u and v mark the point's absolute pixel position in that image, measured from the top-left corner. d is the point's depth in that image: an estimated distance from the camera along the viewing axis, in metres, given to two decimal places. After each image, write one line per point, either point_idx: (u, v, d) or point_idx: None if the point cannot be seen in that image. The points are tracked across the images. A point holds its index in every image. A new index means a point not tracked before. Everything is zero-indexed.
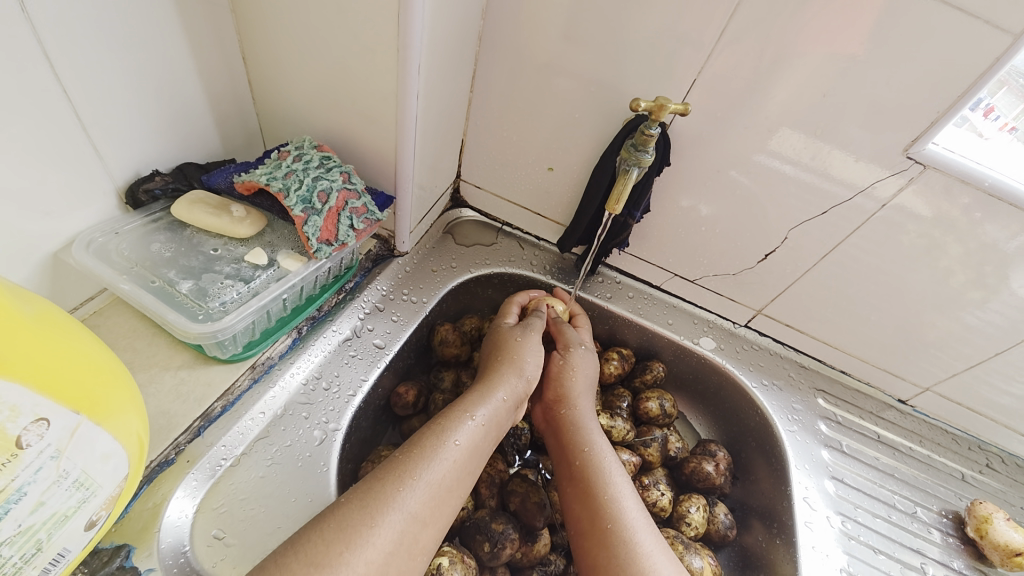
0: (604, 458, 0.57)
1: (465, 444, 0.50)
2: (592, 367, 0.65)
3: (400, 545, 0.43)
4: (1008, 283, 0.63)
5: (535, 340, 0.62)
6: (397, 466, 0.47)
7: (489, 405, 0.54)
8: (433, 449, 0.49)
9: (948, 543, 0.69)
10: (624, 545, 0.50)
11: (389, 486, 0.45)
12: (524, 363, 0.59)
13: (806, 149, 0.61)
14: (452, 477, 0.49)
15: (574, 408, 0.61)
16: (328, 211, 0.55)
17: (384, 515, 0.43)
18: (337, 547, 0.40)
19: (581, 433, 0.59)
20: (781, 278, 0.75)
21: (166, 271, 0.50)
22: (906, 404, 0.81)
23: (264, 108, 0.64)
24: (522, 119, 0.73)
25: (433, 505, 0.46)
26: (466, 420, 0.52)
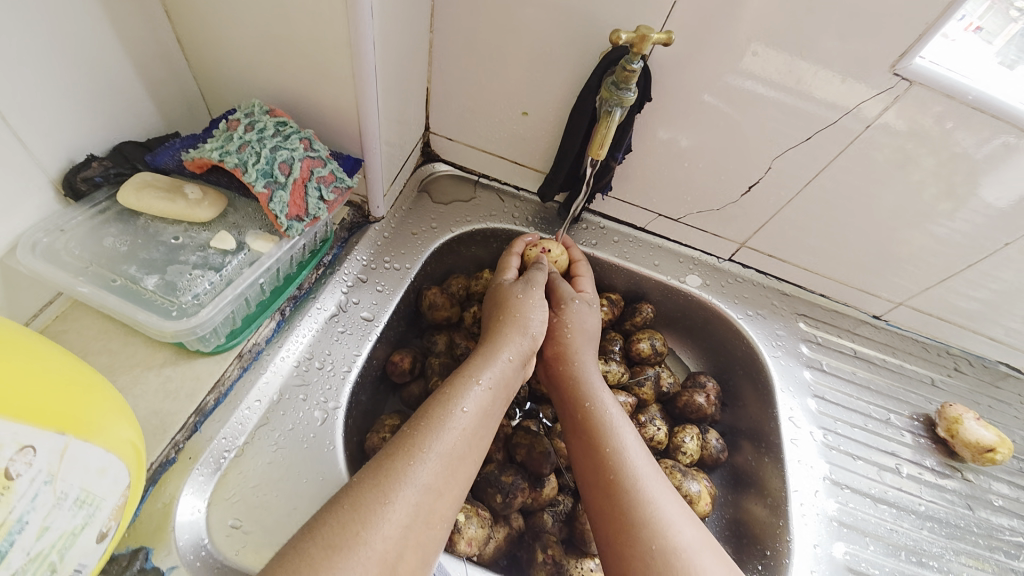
0: (607, 411, 0.58)
1: (473, 410, 0.51)
2: (590, 321, 0.65)
3: (417, 517, 0.44)
4: (977, 193, 0.63)
5: (536, 296, 0.62)
6: (405, 440, 0.47)
7: (494, 368, 0.55)
8: (440, 420, 0.49)
9: (920, 443, 0.75)
10: (629, 495, 0.51)
11: (399, 461, 0.46)
12: (526, 319, 0.60)
13: (789, 73, 0.59)
14: (462, 444, 0.49)
15: (573, 362, 0.62)
16: (293, 184, 0.50)
17: (398, 490, 0.44)
18: (354, 526, 0.41)
19: (583, 387, 0.60)
20: (765, 210, 0.74)
21: (126, 268, 0.46)
22: (880, 319, 0.85)
23: (199, 65, 0.56)
24: (489, 58, 0.67)
25: (446, 474, 0.47)
26: (473, 385, 0.53)
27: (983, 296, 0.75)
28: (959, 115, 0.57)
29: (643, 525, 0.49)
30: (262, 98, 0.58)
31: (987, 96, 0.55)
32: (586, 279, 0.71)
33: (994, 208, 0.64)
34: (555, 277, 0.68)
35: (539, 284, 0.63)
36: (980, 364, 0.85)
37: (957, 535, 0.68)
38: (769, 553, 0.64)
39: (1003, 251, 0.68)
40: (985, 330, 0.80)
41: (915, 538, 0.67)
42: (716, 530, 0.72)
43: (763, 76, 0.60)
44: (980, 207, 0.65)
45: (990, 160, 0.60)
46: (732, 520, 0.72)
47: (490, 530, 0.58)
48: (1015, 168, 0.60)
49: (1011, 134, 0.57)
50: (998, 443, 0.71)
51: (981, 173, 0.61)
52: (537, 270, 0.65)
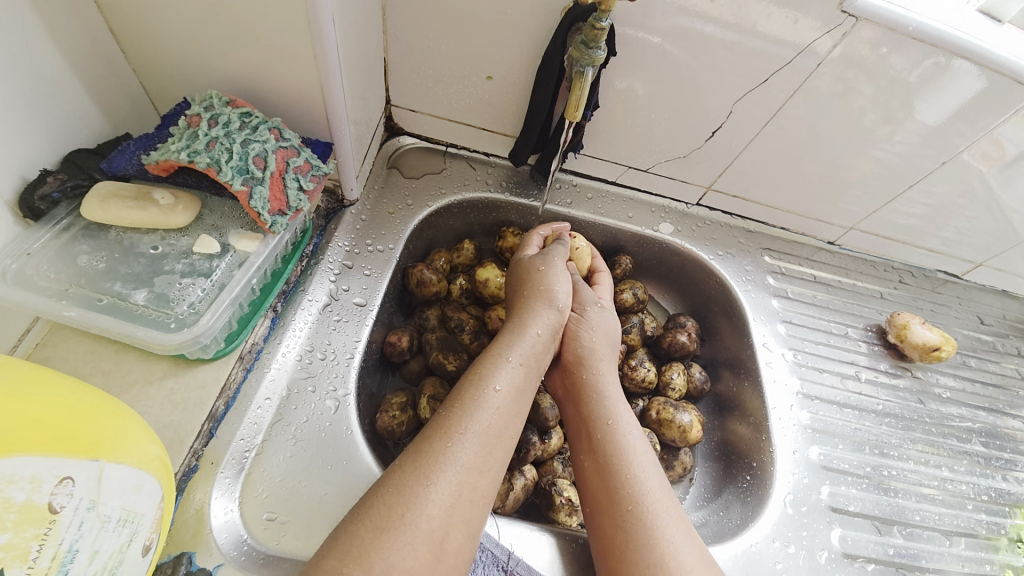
0: (626, 432, 0.59)
1: (506, 388, 0.54)
2: (608, 322, 0.68)
3: (460, 496, 0.46)
4: (913, 115, 0.68)
5: (558, 270, 0.66)
6: (443, 424, 0.50)
7: (523, 343, 0.59)
8: (475, 401, 0.52)
9: (874, 350, 0.84)
10: (644, 529, 0.52)
11: (437, 443, 0.48)
12: (552, 293, 0.64)
13: (743, 16, 0.61)
14: (498, 421, 0.52)
15: (595, 371, 0.63)
16: (271, 177, 0.49)
17: (439, 472, 0.46)
18: (398, 509, 0.43)
19: (604, 404, 0.61)
20: (728, 152, 0.78)
21: (109, 285, 0.45)
22: (834, 245, 0.92)
23: (136, 56, 0.53)
24: (447, 22, 0.65)
25: (484, 454, 0.49)
26: (506, 362, 0.56)
27: (919, 211, 0.82)
28: (898, 43, 0.61)
29: (658, 564, 0.49)
30: (214, 87, 0.55)
31: (925, 27, 0.59)
32: (607, 286, 0.74)
33: (926, 128, 0.70)
34: (578, 279, 0.70)
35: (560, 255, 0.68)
36: (920, 274, 0.94)
37: (912, 426, 0.78)
38: (756, 465, 0.72)
39: (941, 169, 0.75)
40: (923, 242, 0.89)
41: (877, 433, 0.76)
42: (707, 452, 0.80)
43: (720, 21, 0.62)
44: (915, 128, 0.70)
45: (923, 83, 0.65)
46: (720, 441, 0.79)
47: (508, 483, 0.63)
48: (947, 89, 0.65)
49: (941, 55, 0.62)
50: (941, 341, 0.81)
51: (915, 96, 0.66)
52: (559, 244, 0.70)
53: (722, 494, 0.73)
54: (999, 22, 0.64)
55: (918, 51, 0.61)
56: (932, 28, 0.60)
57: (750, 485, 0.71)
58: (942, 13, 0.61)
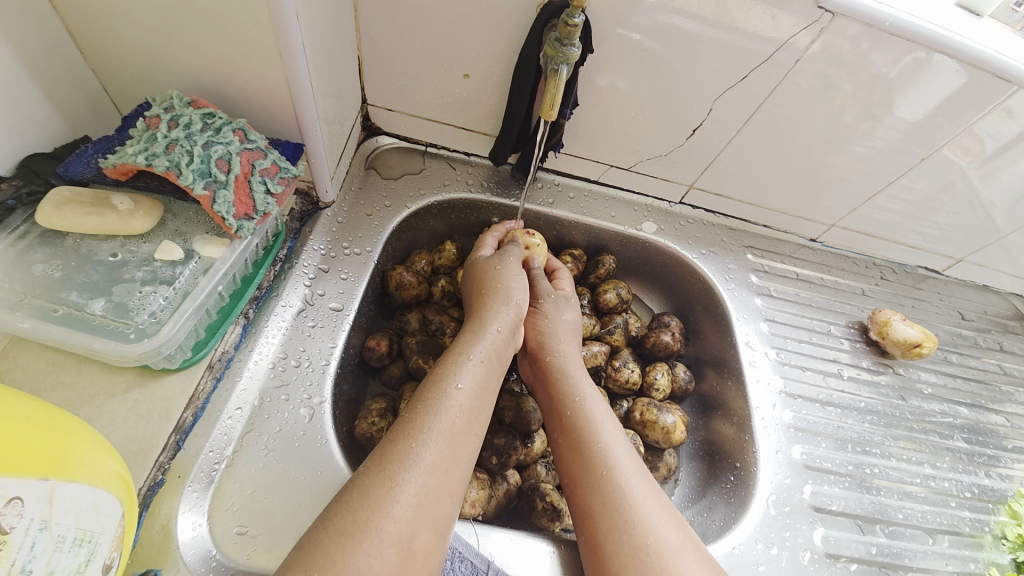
0: (594, 407, 0.59)
1: (468, 386, 0.52)
2: (568, 315, 0.68)
3: (426, 496, 0.45)
4: (892, 111, 0.68)
5: (515, 268, 0.65)
6: (405, 425, 0.49)
7: (484, 342, 0.57)
8: (437, 400, 0.50)
9: (856, 347, 0.84)
10: (618, 491, 0.53)
11: (401, 446, 0.47)
12: (509, 291, 0.62)
13: (720, 12, 0.60)
14: (462, 419, 0.50)
15: (560, 355, 0.64)
16: (235, 181, 0.47)
17: (403, 473, 0.45)
18: (362, 513, 0.42)
19: (571, 383, 0.61)
20: (710, 150, 0.77)
21: (66, 294, 0.43)
22: (816, 242, 0.92)
23: (98, 61, 0.51)
24: (421, 18, 0.63)
25: (449, 451, 0.48)
26: (467, 361, 0.54)
27: (900, 207, 0.83)
28: (875, 38, 0.61)
29: (634, 520, 0.51)
30: (178, 87, 0.53)
31: (902, 22, 0.59)
32: (565, 281, 0.73)
33: (907, 122, 0.70)
34: (537, 273, 0.69)
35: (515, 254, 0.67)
36: (902, 270, 0.95)
37: (894, 423, 0.79)
38: (739, 465, 0.72)
39: (921, 164, 0.75)
40: (904, 239, 0.89)
41: (859, 431, 0.77)
42: (692, 452, 0.80)
43: (696, 17, 0.61)
44: (894, 124, 0.70)
45: (902, 79, 0.65)
46: (705, 441, 0.79)
47: (489, 490, 0.62)
48: (924, 84, 0.65)
49: (920, 49, 0.61)
50: (922, 338, 0.81)
51: (895, 93, 0.66)
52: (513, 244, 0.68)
53: (707, 496, 0.73)
54: (978, 16, 0.64)
55: (896, 46, 0.61)
56: (909, 23, 0.60)
57: (734, 486, 0.71)
58: (918, 8, 0.61)
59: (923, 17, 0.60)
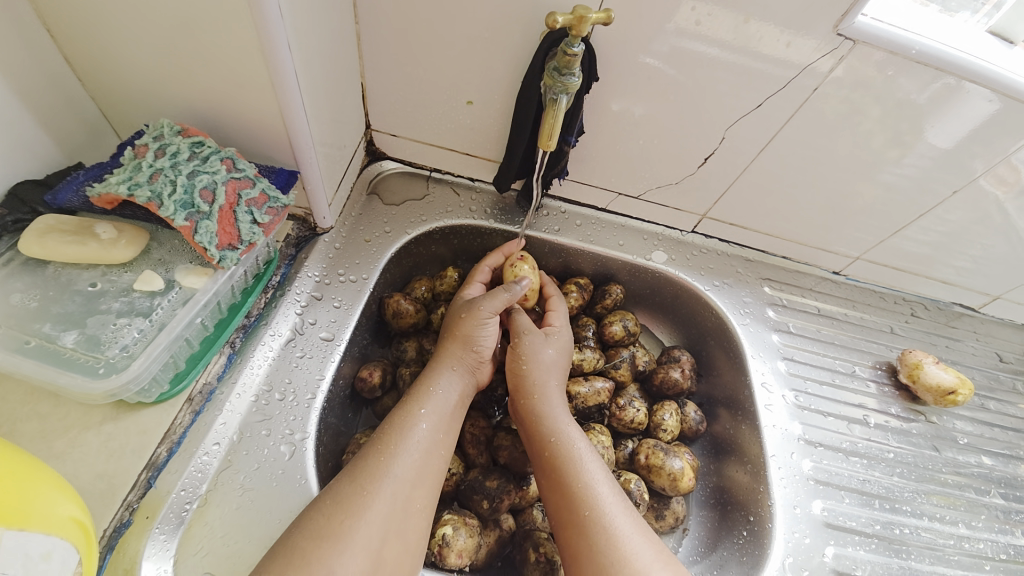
0: (573, 445, 0.57)
1: (432, 411, 0.54)
2: (548, 353, 0.64)
3: (396, 506, 0.47)
4: (924, 137, 0.64)
5: (483, 315, 0.61)
6: (375, 444, 0.50)
7: (449, 375, 0.58)
8: (404, 423, 0.52)
9: (884, 391, 0.78)
10: (603, 531, 0.50)
11: (371, 459, 0.49)
12: (470, 338, 0.60)
13: (732, 38, 0.58)
14: (429, 440, 0.52)
15: (533, 397, 0.61)
16: (219, 211, 0.46)
17: (376, 484, 0.47)
18: (337, 517, 0.44)
19: (547, 421, 0.59)
20: (723, 178, 0.74)
21: (39, 326, 0.42)
22: (839, 275, 0.87)
23: (96, 89, 0.52)
24: (424, 46, 0.63)
25: (420, 466, 0.50)
26: (431, 392, 0.56)
27: (931, 240, 0.77)
28: (902, 65, 0.57)
29: (620, 562, 0.48)
30: (175, 115, 0.53)
31: (929, 49, 0.56)
32: (558, 315, 0.70)
33: (941, 151, 0.65)
34: (516, 310, 0.67)
35: (491, 299, 0.63)
36: (935, 307, 0.88)
37: (926, 476, 0.72)
38: (754, 519, 0.66)
39: (953, 196, 0.70)
40: (937, 273, 0.83)
41: (887, 485, 0.70)
42: (702, 499, 0.74)
43: (707, 43, 0.59)
44: (927, 151, 0.65)
45: (931, 105, 0.60)
46: (716, 488, 0.74)
47: (479, 538, 0.58)
48: (956, 112, 0.61)
49: (951, 75, 0.57)
50: (957, 383, 0.74)
51: (924, 118, 0.62)
52: (502, 291, 0.63)
53: (718, 551, 0.68)
54: (1011, 44, 0.59)
55: (924, 74, 0.58)
56: (935, 50, 0.56)
57: (747, 542, 0.65)
58: (944, 34, 0.57)
59: (951, 43, 0.56)
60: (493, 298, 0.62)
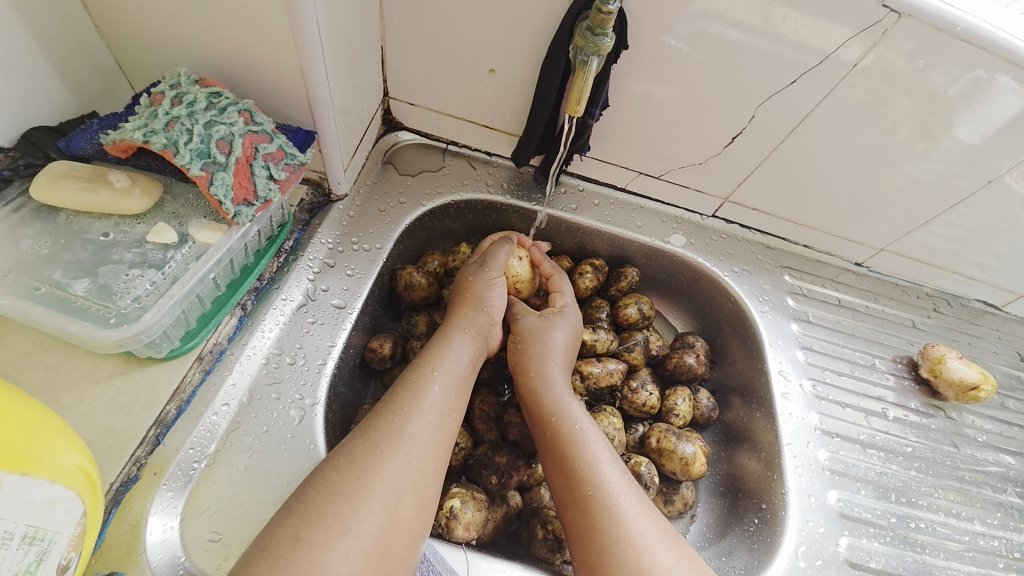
0: (577, 424, 0.56)
1: (445, 373, 0.54)
2: (556, 337, 0.62)
3: (411, 465, 0.46)
4: (951, 132, 0.62)
5: (490, 274, 0.62)
6: (389, 404, 0.50)
7: (460, 341, 0.57)
8: (415, 385, 0.51)
9: (904, 385, 0.76)
10: (607, 511, 0.49)
11: (386, 418, 0.48)
12: (481, 299, 0.60)
13: (767, 12, 0.55)
14: (443, 402, 0.52)
15: (535, 374, 0.60)
16: (236, 163, 0.45)
17: (390, 442, 0.46)
18: (353, 473, 0.44)
19: (550, 401, 0.58)
20: (748, 161, 0.71)
21: (50, 273, 0.42)
22: (861, 267, 0.84)
23: (110, 34, 0.50)
24: (445, 9, 0.60)
25: (433, 428, 0.49)
26: (443, 354, 0.55)
27: (955, 234, 0.74)
28: (942, 48, 0.54)
29: (625, 542, 0.47)
30: (189, 66, 0.52)
31: (976, 27, 0.52)
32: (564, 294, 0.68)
33: (966, 146, 0.63)
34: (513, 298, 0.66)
35: (496, 259, 0.63)
36: (959, 304, 0.86)
37: (942, 472, 0.70)
38: (765, 507, 0.65)
39: (982, 191, 0.67)
40: (964, 268, 0.80)
41: (903, 479, 0.69)
42: (712, 486, 0.73)
43: (740, 17, 0.56)
44: (953, 146, 0.63)
45: (961, 98, 0.58)
46: (727, 476, 0.73)
47: (486, 513, 0.57)
48: (987, 106, 0.58)
49: (984, 68, 0.55)
50: (980, 380, 0.73)
51: (954, 112, 0.59)
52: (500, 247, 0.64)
53: (726, 538, 0.67)
54: None
55: (963, 61, 0.55)
56: (983, 30, 0.52)
57: (758, 530, 0.64)
58: (995, 12, 0.53)
59: (1000, 25, 0.53)
60: (495, 256, 0.63)
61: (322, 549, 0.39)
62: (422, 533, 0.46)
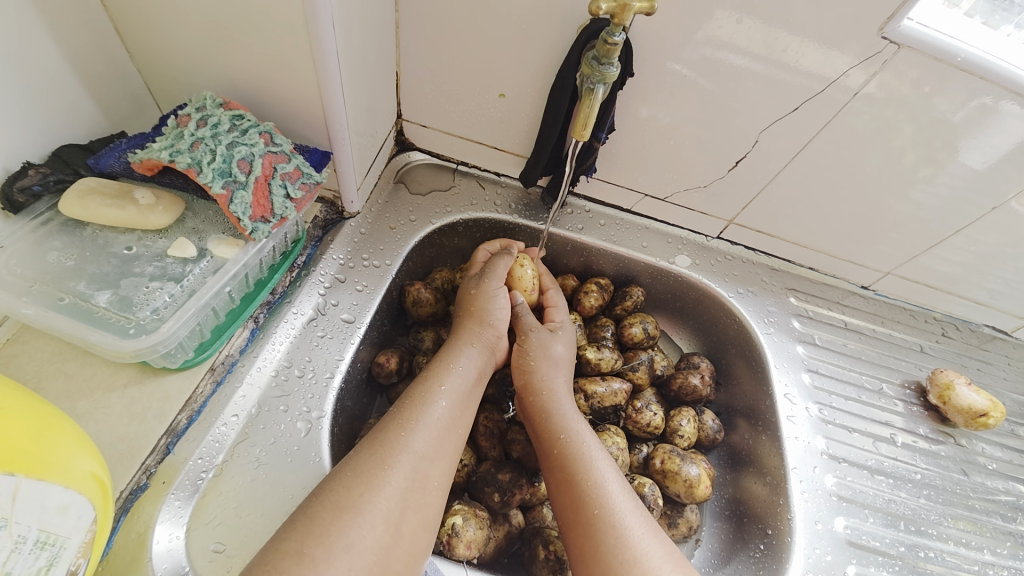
0: (583, 443, 0.56)
1: (452, 388, 0.54)
2: (555, 349, 0.63)
3: (415, 482, 0.47)
4: (957, 157, 0.62)
5: (490, 288, 0.64)
6: (395, 417, 0.51)
7: (466, 356, 0.58)
8: (423, 398, 0.52)
9: (912, 410, 0.75)
10: (613, 530, 0.49)
11: (392, 433, 0.49)
12: (485, 312, 0.62)
13: (770, 43, 0.57)
14: (448, 417, 0.52)
15: (541, 393, 0.60)
16: (255, 182, 0.47)
17: (395, 457, 0.47)
18: (358, 489, 0.44)
19: (556, 419, 0.58)
20: (752, 185, 0.72)
21: (74, 284, 0.44)
22: (868, 290, 0.84)
23: (143, 61, 0.53)
24: (460, 37, 0.63)
25: (437, 444, 0.50)
26: (450, 369, 0.56)
27: (963, 259, 0.74)
28: (943, 77, 0.55)
29: (630, 562, 0.47)
30: (214, 89, 0.54)
31: (976, 57, 0.53)
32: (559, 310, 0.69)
33: (971, 172, 0.63)
34: (520, 306, 0.65)
35: (495, 273, 0.65)
36: (968, 329, 0.85)
37: (952, 501, 0.69)
38: (771, 532, 0.64)
39: (987, 216, 0.68)
40: (971, 293, 0.80)
41: (912, 507, 0.67)
42: (716, 510, 0.73)
43: (744, 46, 0.58)
44: (959, 172, 0.64)
45: (965, 124, 0.59)
46: (732, 499, 0.72)
47: (488, 531, 0.57)
48: (990, 133, 0.59)
49: (988, 97, 0.56)
50: (989, 407, 0.72)
51: (958, 137, 0.60)
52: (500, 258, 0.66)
53: (732, 563, 0.66)
54: None
55: (964, 89, 0.56)
56: (983, 61, 0.53)
57: (764, 556, 0.63)
58: (994, 43, 0.55)
59: (1001, 56, 0.54)
60: (495, 269, 0.65)
61: (322, 565, 0.40)
62: (423, 549, 0.46)
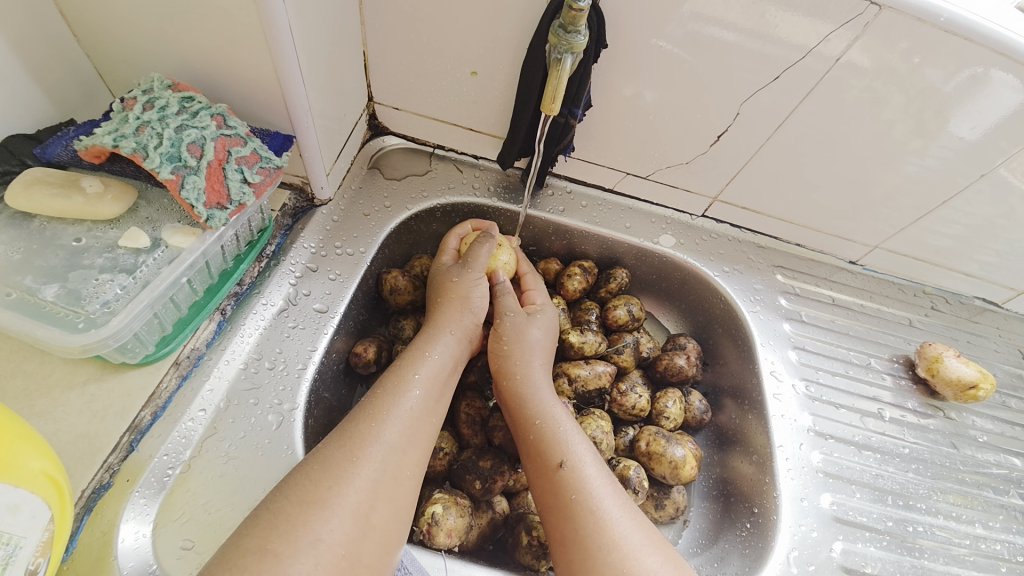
0: (559, 428, 0.54)
1: (427, 376, 0.53)
2: (532, 333, 0.62)
3: (385, 471, 0.46)
4: (945, 127, 0.60)
5: (474, 275, 0.61)
6: (366, 408, 0.49)
7: (442, 343, 0.57)
8: (395, 388, 0.51)
9: (900, 385, 0.74)
10: (590, 515, 0.48)
11: (363, 423, 0.48)
12: (467, 297, 0.60)
13: (751, 12, 0.54)
14: (422, 406, 0.51)
15: (516, 378, 0.59)
16: (207, 167, 0.45)
17: (366, 448, 0.46)
18: (326, 482, 0.43)
19: (532, 405, 0.56)
20: (735, 160, 0.70)
21: (21, 278, 0.42)
22: (856, 265, 0.83)
23: (90, 43, 0.50)
24: (428, 13, 0.60)
25: (410, 434, 0.49)
26: (426, 355, 0.55)
27: (954, 232, 0.73)
28: (929, 41, 0.53)
29: (608, 547, 0.46)
30: (167, 73, 0.52)
31: (959, 18, 0.51)
32: (538, 292, 0.67)
33: (962, 141, 0.61)
34: (503, 286, 0.64)
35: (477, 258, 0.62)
36: (958, 301, 0.84)
37: (941, 474, 0.68)
38: (758, 511, 0.64)
39: (975, 185, 0.66)
40: (961, 265, 0.78)
41: (901, 481, 0.67)
42: (704, 490, 0.72)
43: (722, 16, 0.55)
44: (948, 143, 0.62)
45: (955, 93, 0.57)
46: (719, 479, 0.71)
47: (470, 519, 0.56)
48: (978, 101, 0.57)
49: (976, 65, 0.54)
50: (978, 378, 0.71)
51: (946, 108, 0.58)
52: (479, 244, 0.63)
53: (719, 543, 0.65)
54: None
55: (952, 57, 0.54)
56: (967, 21, 0.51)
57: (751, 534, 0.63)
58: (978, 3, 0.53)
59: (986, 16, 0.52)
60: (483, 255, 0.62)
61: (288, 561, 0.38)
62: (396, 539, 0.45)
